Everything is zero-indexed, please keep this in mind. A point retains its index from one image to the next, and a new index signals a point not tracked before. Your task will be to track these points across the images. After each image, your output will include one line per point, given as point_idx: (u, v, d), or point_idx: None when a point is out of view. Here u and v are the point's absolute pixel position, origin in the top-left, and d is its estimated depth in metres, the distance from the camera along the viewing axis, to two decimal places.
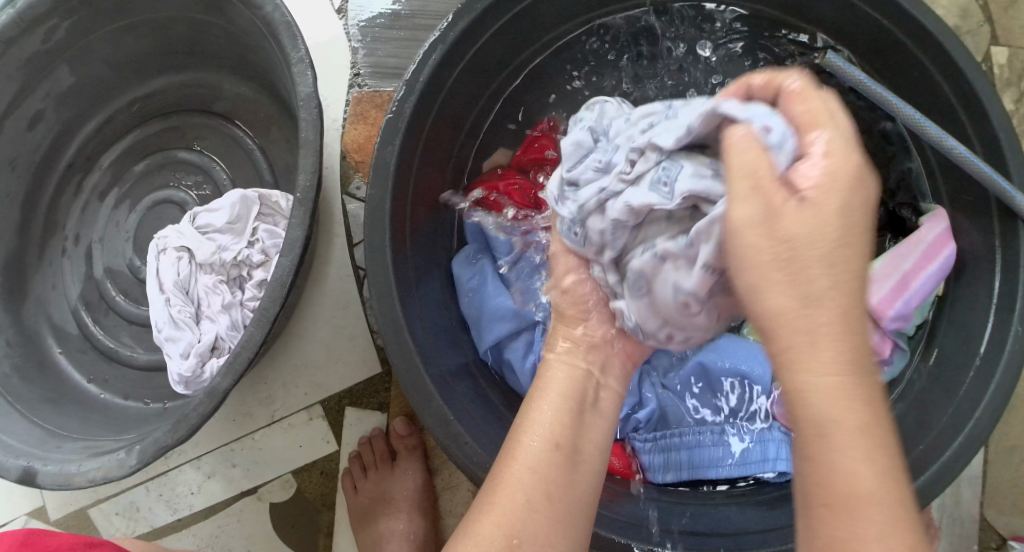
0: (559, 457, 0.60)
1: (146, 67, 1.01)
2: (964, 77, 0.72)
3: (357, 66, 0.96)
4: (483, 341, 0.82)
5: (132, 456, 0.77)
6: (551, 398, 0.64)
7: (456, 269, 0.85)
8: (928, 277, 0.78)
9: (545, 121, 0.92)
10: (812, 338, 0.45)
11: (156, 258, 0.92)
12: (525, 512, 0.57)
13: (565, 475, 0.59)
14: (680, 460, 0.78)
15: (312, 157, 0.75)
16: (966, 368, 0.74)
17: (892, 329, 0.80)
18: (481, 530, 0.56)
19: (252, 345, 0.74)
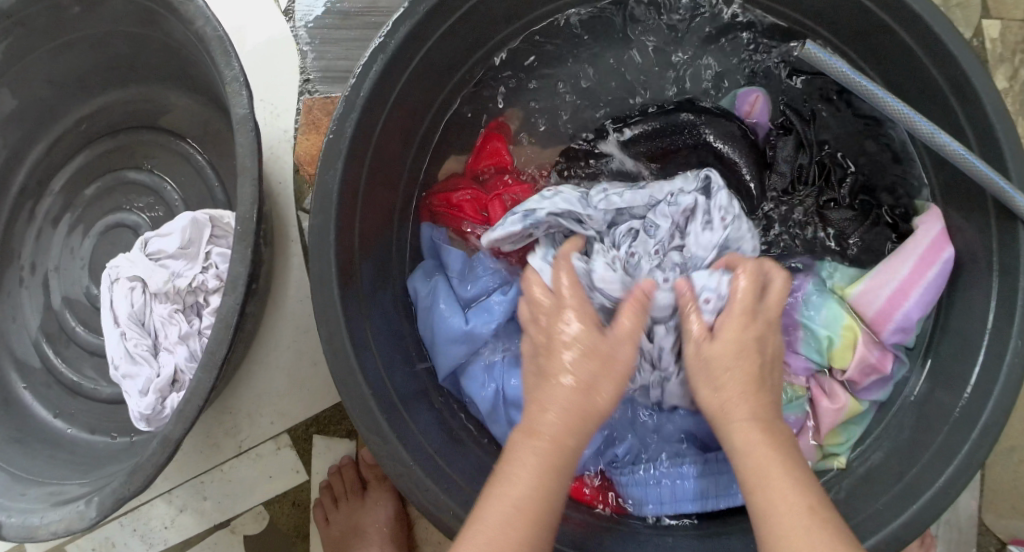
0: (546, 495, 0.56)
1: (87, 84, 0.95)
2: (956, 64, 0.67)
3: (306, 70, 0.90)
4: (440, 369, 0.79)
5: (92, 508, 0.75)
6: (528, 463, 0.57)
7: (410, 289, 0.81)
8: (928, 285, 0.74)
9: (496, 121, 0.86)
10: (729, 395, 0.60)
11: (109, 289, 0.88)
12: None
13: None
14: (663, 492, 0.74)
15: (249, 187, 0.71)
16: (963, 382, 0.70)
17: (892, 342, 0.76)
18: None
19: (201, 391, 0.71)
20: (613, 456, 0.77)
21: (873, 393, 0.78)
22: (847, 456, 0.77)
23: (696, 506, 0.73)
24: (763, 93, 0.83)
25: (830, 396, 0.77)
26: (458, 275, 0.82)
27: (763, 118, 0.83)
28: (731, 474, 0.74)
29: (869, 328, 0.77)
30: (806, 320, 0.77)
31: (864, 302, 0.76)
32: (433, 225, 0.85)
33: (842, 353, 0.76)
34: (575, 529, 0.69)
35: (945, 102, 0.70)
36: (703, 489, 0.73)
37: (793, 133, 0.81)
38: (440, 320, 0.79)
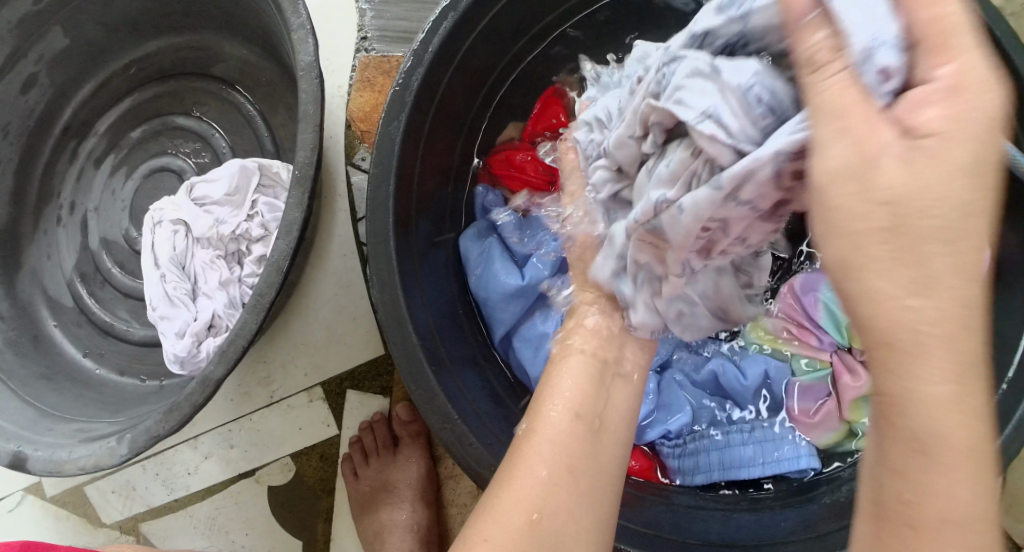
0: (591, 394, 0.59)
1: (142, 28, 0.95)
2: None
3: (364, 29, 0.90)
4: (494, 332, 0.79)
5: (123, 444, 0.75)
6: (571, 372, 0.61)
7: (461, 250, 0.81)
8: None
9: (554, 88, 0.87)
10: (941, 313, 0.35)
11: (151, 231, 0.88)
12: (547, 487, 0.53)
13: (588, 448, 0.56)
14: (710, 461, 0.77)
15: (311, 132, 0.71)
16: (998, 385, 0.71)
17: None
18: (501, 506, 0.53)
19: (246, 332, 0.70)
20: (663, 428, 0.79)
21: None
22: None
23: (744, 473, 0.76)
24: None
25: (852, 374, 0.77)
26: (513, 232, 0.83)
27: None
28: (778, 441, 0.77)
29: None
30: (826, 299, 0.79)
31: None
32: (489, 188, 0.85)
33: None
34: None
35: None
36: (753, 455, 0.76)
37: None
38: (492, 276, 0.78)
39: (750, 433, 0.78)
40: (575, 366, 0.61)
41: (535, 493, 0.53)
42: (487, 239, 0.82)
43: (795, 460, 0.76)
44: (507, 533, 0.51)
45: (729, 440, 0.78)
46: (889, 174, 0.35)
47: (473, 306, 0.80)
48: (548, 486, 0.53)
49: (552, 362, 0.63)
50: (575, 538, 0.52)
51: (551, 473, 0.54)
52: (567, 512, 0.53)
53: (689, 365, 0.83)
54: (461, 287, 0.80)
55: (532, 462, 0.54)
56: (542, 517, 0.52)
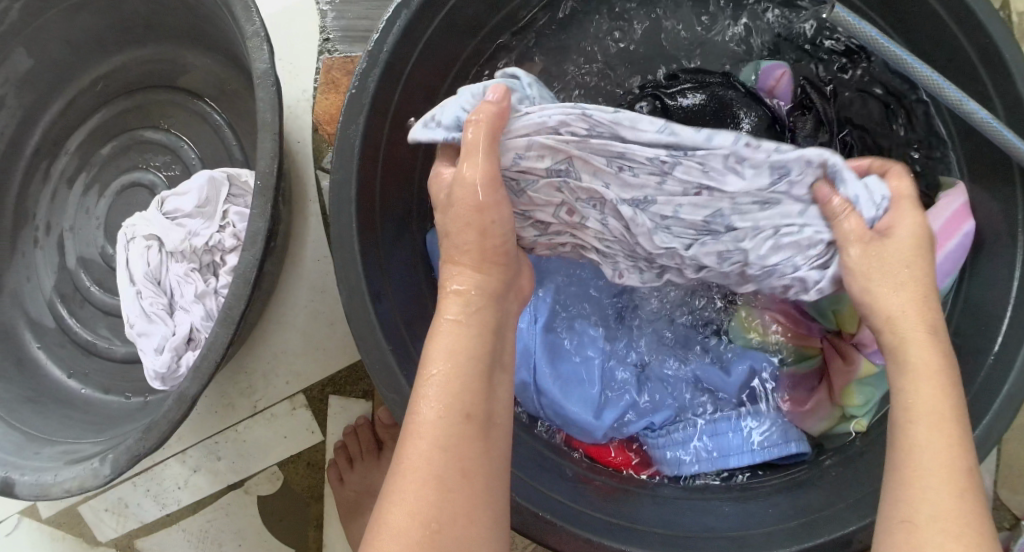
0: (482, 379, 0.55)
1: (104, 45, 0.94)
2: (985, 34, 0.67)
3: (326, 31, 0.89)
4: None
5: (107, 465, 0.75)
6: (454, 349, 0.55)
7: (427, 243, 0.80)
8: (949, 254, 0.73)
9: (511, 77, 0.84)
10: (900, 281, 0.56)
11: (126, 248, 0.88)
12: (439, 498, 0.51)
13: (479, 447, 0.53)
14: (699, 451, 0.75)
15: (271, 141, 0.71)
16: (983, 356, 0.70)
17: None
18: (392, 518, 0.51)
19: (219, 346, 0.70)
20: (646, 420, 0.77)
21: None
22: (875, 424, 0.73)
23: (734, 462, 0.74)
24: (788, 68, 0.81)
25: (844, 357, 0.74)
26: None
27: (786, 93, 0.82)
28: (768, 426, 0.75)
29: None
30: None
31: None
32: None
33: (849, 316, 0.73)
34: (594, 493, 0.69)
35: (972, 72, 0.71)
36: (742, 442, 0.75)
37: (812, 112, 0.81)
38: None
39: (738, 420, 0.76)
40: (457, 340, 0.55)
41: (425, 499, 0.51)
42: None
43: (786, 444, 0.74)
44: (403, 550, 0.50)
45: (717, 427, 0.76)
46: (885, 250, 0.57)
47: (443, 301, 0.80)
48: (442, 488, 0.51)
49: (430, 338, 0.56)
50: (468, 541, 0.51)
51: (443, 481, 0.52)
52: (465, 518, 0.52)
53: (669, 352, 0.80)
54: (432, 287, 0.79)
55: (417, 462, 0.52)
56: (439, 524, 0.51)
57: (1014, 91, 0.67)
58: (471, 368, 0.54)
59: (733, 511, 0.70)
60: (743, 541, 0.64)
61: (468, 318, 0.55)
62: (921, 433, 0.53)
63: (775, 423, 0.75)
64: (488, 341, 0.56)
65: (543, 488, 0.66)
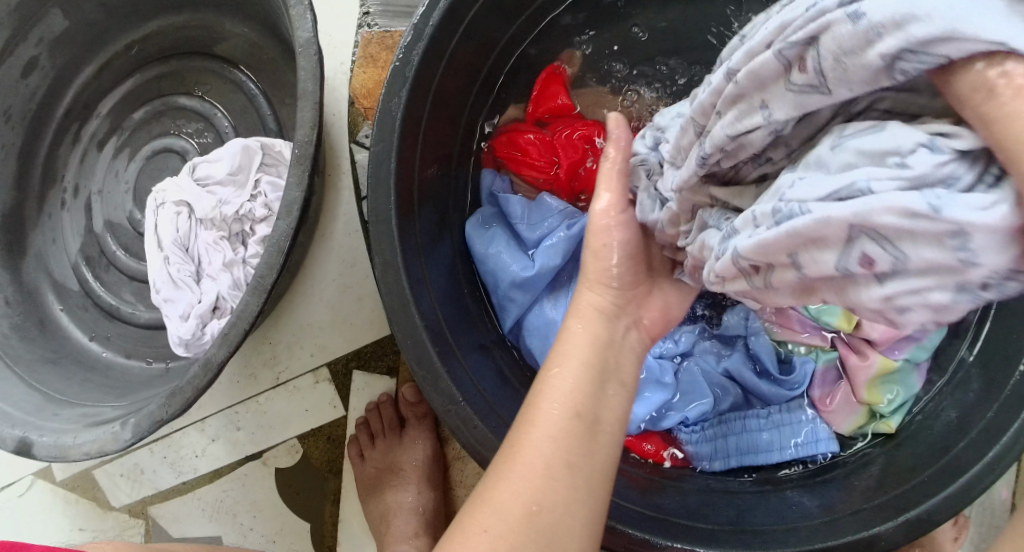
0: (590, 387, 0.57)
1: (141, 9, 0.94)
2: None
3: (366, 4, 0.88)
4: (504, 322, 0.78)
5: (127, 429, 0.74)
6: (573, 364, 0.58)
7: (466, 234, 0.79)
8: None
9: (554, 66, 0.84)
10: None
11: (155, 213, 0.88)
12: (545, 481, 0.52)
13: (585, 446, 0.55)
14: (728, 447, 0.75)
15: (310, 111, 0.70)
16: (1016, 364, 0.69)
17: None
18: (498, 496, 0.53)
19: (248, 314, 0.70)
20: (681, 416, 0.78)
21: (900, 351, 0.76)
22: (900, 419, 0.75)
23: (764, 459, 0.74)
24: None
25: (858, 353, 0.76)
26: (521, 218, 0.80)
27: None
28: (798, 427, 0.75)
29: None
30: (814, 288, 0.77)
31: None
32: (495, 173, 0.83)
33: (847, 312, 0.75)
34: (622, 482, 0.69)
35: None
36: (771, 440, 0.75)
37: None
38: (500, 266, 0.77)
39: (767, 420, 0.76)
40: (584, 328, 0.60)
41: (533, 541, 0.51)
42: (491, 226, 0.80)
43: (815, 444, 0.75)
44: (503, 524, 0.51)
45: (747, 425, 0.76)
46: None
47: (482, 297, 0.79)
48: (531, 527, 0.51)
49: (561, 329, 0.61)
50: (564, 534, 0.52)
51: (543, 474, 0.53)
52: (565, 506, 0.52)
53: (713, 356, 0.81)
54: (472, 285, 0.78)
55: (511, 503, 0.52)
56: (539, 509, 0.52)
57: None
58: (601, 379, 0.58)
59: (758, 504, 0.69)
60: (767, 538, 0.63)
61: (593, 322, 0.61)
62: None
63: (806, 423, 0.75)
64: (600, 353, 0.59)
65: None
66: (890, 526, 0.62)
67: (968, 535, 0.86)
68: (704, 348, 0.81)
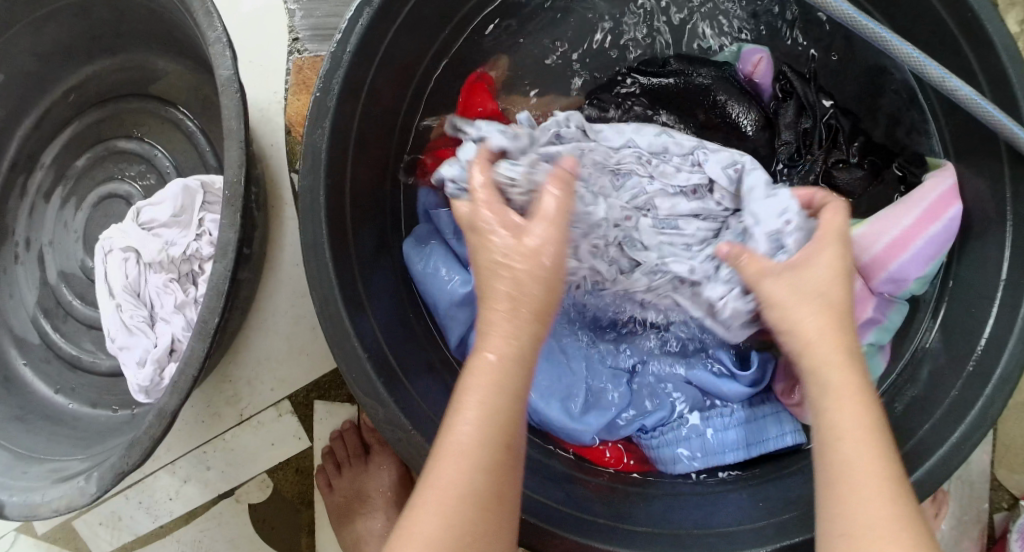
0: (501, 420, 0.53)
1: (71, 55, 0.93)
2: (967, 5, 0.65)
3: (295, 30, 0.87)
4: (448, 339, 0.78)
5: (91, 483, 0.74)
6: (470, 393, 0.53)
7: (403, 255, 0.79)
8: (934, 239, 0.71)
9: (475, 74, 0.83)
10: (818, 285, 0.56)
11: (103, 261, 0.87)
12: (447, 529, 0.52)
13: (494, 485, 0.53)
14: (692, 449, 0.74)
15: (237, 149, 0.70)
16: (974, 338, 0.69)
17: (886, 293, 0.74)
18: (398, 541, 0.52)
19: (195, 360, 0.69)
20: (639, 422, 0.76)
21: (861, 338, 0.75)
22: None
23: (727, 458, 0.73)
24: (767, 53, 0.79)
25: None
26: (454, 234, 0.80)
27: (764, 78, 0.80)
28: (759, 421, 0.74)
29: (863, 276, 0.74)
30: None
31: (858, 249, 0.73)
32: (429, 189, 0.82)
33: None
34: (586, 493, 0.68)
35: (955, 46, 0.69)
36: (735, 438, 0.74)
37: (792, 97, 0.79)
38: (442, 288, 0.77)
39: (730, 416, 0.75)
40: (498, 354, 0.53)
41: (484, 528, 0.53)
42: (429, 245, 0.80)
43: (777, 438, 0.73)
44: None
45: (708, 425, 0.74)
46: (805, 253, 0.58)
47: (426, 317, 0.79)
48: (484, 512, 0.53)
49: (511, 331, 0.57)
50: None
51: (448, 519, 0.52)
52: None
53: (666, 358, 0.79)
54: (414, 305, 0.78)
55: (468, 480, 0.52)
56: None
57: (998, 67, 0.65)
58: (514, 408, 0.54)
59: (723, 504, 0.69)
60: (733, 538, 0.63)
61: (504, 351, 0.53)
62: (841, 431, 0.53)
63: (767, 415, 0.74)
64: (511, 379, 0.54)
65: (531, 493, 0.65)
66: None
67: (948, 509, 0.86)
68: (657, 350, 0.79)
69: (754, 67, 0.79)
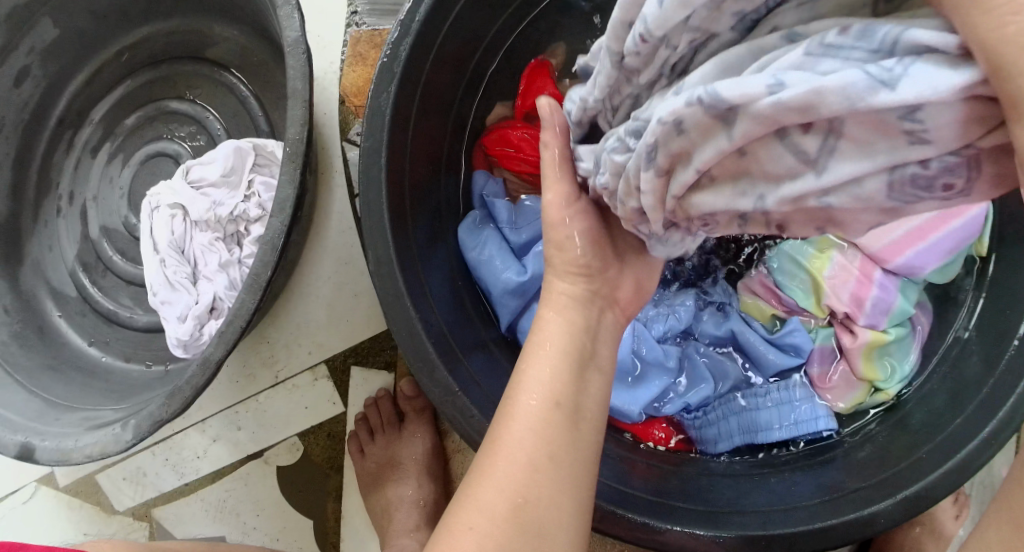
0: (570, 383, 0.58)
1: (130, 15, 0.94)
2: None
3: (354, 4, 0.89)
4: (500, 320, 0.78)
5: (128, 430, 0.75)
6: (545, 353, 0.58)
7: (459, 240, 0.80)
8: (956, 234, 0.74)
9: (539, 61, 0.85)
10: None
11: (150, 216, 0.88)
12: (528, 479, 0.53)
13: (566, 439, 0.55)
14: (730, 427, 0.76)
15: (300, 109, 0.71)
16: (1007, 339, 0.70)
17: (901, 274, 0.76)
18: (479, 502, 0.53)
19: (244, 312, 0.70)
20: (682, 402, 0.78)
21: (879, 321, 0.76)
22: (899, 389, 0.77)
23: (765, 438, 0.75)
24: None
25: (851, 333, 0.78)
26: (508, 223, 0.82)
27: None
28: (797, 402, 0.76)
29: (874, 264, 0.76)
30: (776, 276, 0.79)
31: (870, 238, 0.75)
32: (488, 174, 0.85)
33: (819, 284, 0.77)
34: (625, 468, 0.69)
35: None
36: (771, 419, 0.75)
37: None
38: (494, 270, 0.78)
39: (770, 396, 0.77)
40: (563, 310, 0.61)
41: (537, 512, 0.53)
42: (484, 228, 0.81)
43: (813, 421, 0.75)
44: (481, 530, 0.52)
45: (748, 405, 0.77)
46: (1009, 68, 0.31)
47: (483, 302, 0.80)
48: (519, 520, 0.52)
49: (526, 346, 0.60)
50: (545, 531, 0.53)
51: (522, 474, 0.54)
52: (545, 507, 0.53)
53: (708, 334, 0.81)
54: (470, 293, 0.79)
55: (494, 503, 0.53)
56: (519, 511, 0.52)
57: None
58: (575, 380, 0.58)
59: (755, 487, 0.69)
60: (766, 517, 0.63)
61: (570, 313, 0.61)
62: None
63: (803, 397, 0.76)
64: (574, 347, 0.59)
65: None
66: (888, 505, 0.62)
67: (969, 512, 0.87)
68: (699, 325, 0.82)
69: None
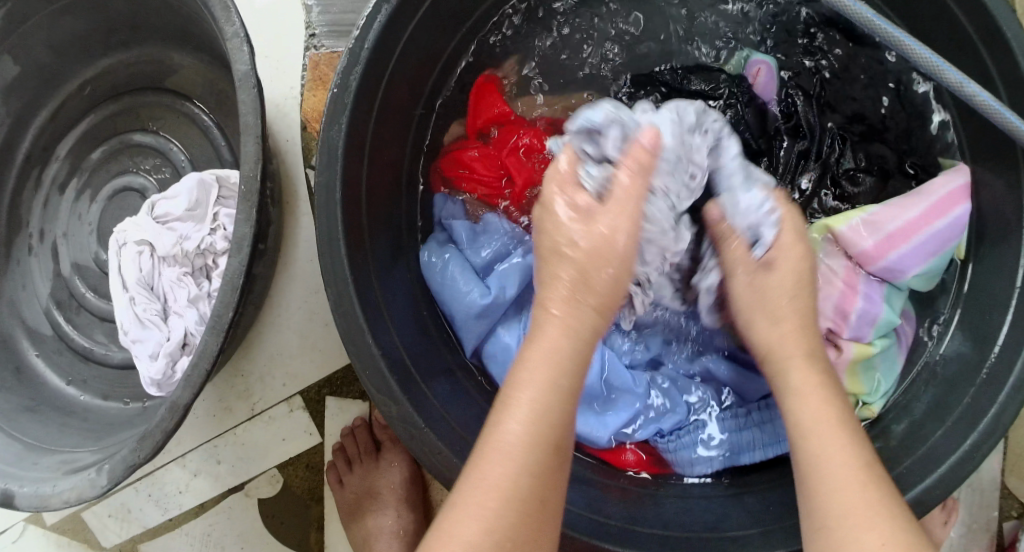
0: (561, 420, 0.53)
1: (88, 48, 0.93)
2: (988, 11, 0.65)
3: (312, 26, 0.87)
4: (465, 345, 0.78)
5: (103, 476, 0.74)
6: (536, 380, 0.53)
7: (422, 264, 0.79)
8: (937, 233, 0.72)
9: (489, 74, 0.84)
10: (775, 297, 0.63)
11: (117, 254, 0.87)
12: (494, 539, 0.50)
13: (546, 488, 0.52)
14: (709, 449, 0.75)
15: (253, 144, 0.69)
16: (986, 346, 0.68)
17: (885, 277, 0.75)
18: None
19: (208, 355, 0.70)
20: (656, 425, 0.77)
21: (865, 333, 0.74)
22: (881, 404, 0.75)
23: (746, 459, 0.74)
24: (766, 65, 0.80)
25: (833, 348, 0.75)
26: (468, 245, 0.81)
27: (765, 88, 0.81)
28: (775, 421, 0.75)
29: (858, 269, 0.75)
30: None
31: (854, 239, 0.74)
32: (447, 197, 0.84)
33: None
34: (597, 495, 0.68)
35: (974, 53, 0.68)
36: (752, 439, 0.74)
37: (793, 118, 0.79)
38: (456, 294, 0.77)
39: (748, 418, 0.76)
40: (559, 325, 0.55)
41: None
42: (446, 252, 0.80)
43: None
44: None
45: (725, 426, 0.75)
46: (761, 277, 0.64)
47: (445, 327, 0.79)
48: None
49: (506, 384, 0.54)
50: None
51: (492, 529, 0.50)
52: None
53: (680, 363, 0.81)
54: (435, 319, 0.78)
55: None
56: None
57: (1017, 74, 0.65)
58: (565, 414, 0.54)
59: (733, 508, 0.68)
60: (742, 542, 0.62)
61: (574, 321, 0.56)
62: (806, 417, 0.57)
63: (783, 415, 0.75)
64: (568, 376, 0.54)
65: None
66: None
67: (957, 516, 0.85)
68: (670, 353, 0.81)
69: (753, 78, 0.81)
